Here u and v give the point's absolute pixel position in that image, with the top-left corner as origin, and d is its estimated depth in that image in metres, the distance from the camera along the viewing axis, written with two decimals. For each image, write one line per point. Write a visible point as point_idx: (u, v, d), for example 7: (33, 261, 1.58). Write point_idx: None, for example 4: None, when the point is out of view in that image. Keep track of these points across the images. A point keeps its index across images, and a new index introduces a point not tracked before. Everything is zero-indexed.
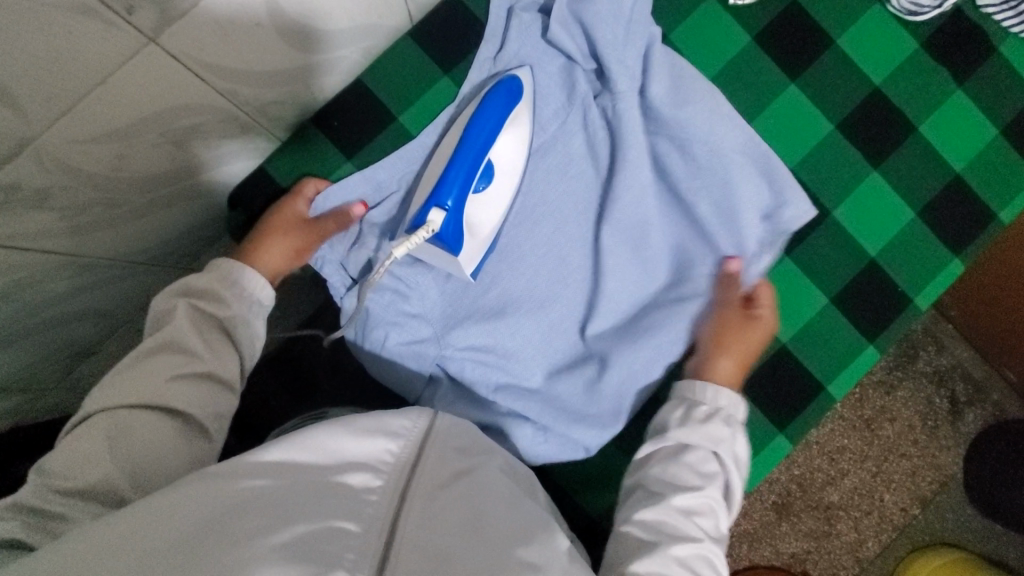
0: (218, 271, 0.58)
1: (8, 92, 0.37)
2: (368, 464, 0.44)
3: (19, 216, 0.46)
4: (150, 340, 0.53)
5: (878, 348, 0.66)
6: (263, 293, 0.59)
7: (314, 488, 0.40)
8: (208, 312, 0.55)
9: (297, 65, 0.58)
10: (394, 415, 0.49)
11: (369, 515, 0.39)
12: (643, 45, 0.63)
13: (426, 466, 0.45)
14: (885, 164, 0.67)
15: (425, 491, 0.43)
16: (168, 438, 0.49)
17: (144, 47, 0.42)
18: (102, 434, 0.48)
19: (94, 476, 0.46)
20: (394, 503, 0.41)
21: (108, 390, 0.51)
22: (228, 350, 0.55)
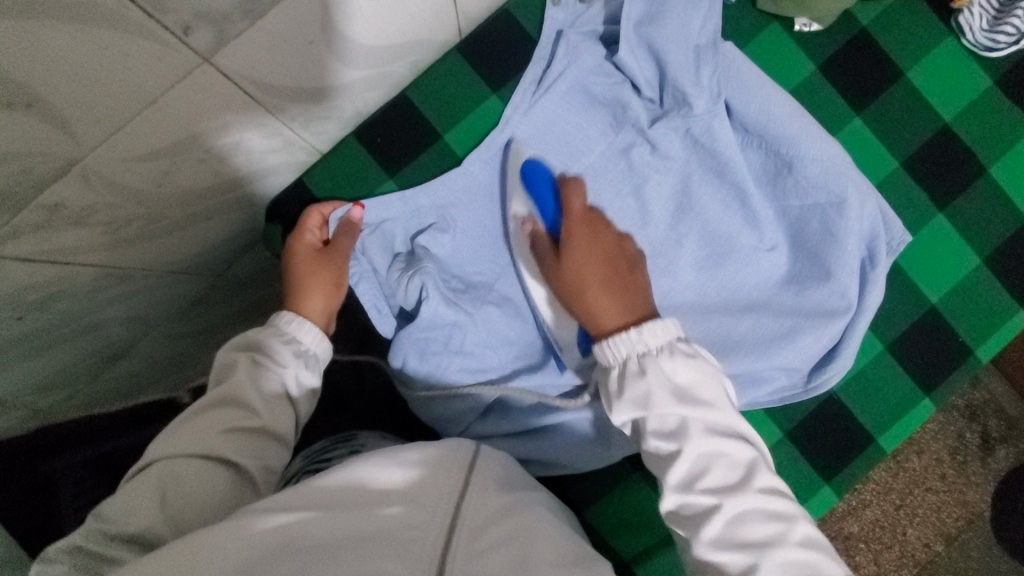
0: (273, 325, 0.56)
1: (58, 116, 0.35)
2: (399, 494, 0.41)
3: (59, 233, 0.45)
4: (213, 392, 0.51)
5: (934, 401, 0.64)
6: (319, 344, 0.57)
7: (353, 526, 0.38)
8: (266, 362, 0.53)
9: (343, 80, 0.56)
10: (409, 446, 0.46)
11: (412, 553, 0.37)
12: (715, 64, 0.60)
13: (470, 497, 0.42)
14: (949, 206, 0.64)
15: (468, 528, 0.40)
16: (223, 491, 0.47)
17: (197, 67, 0.40)
18: (157, 483, 0.46)
19: (145, 526, 0.44)
20: (439, 543, 0.38)
21: (170, 438, 0.49)
22: (285, 404, 0.53)
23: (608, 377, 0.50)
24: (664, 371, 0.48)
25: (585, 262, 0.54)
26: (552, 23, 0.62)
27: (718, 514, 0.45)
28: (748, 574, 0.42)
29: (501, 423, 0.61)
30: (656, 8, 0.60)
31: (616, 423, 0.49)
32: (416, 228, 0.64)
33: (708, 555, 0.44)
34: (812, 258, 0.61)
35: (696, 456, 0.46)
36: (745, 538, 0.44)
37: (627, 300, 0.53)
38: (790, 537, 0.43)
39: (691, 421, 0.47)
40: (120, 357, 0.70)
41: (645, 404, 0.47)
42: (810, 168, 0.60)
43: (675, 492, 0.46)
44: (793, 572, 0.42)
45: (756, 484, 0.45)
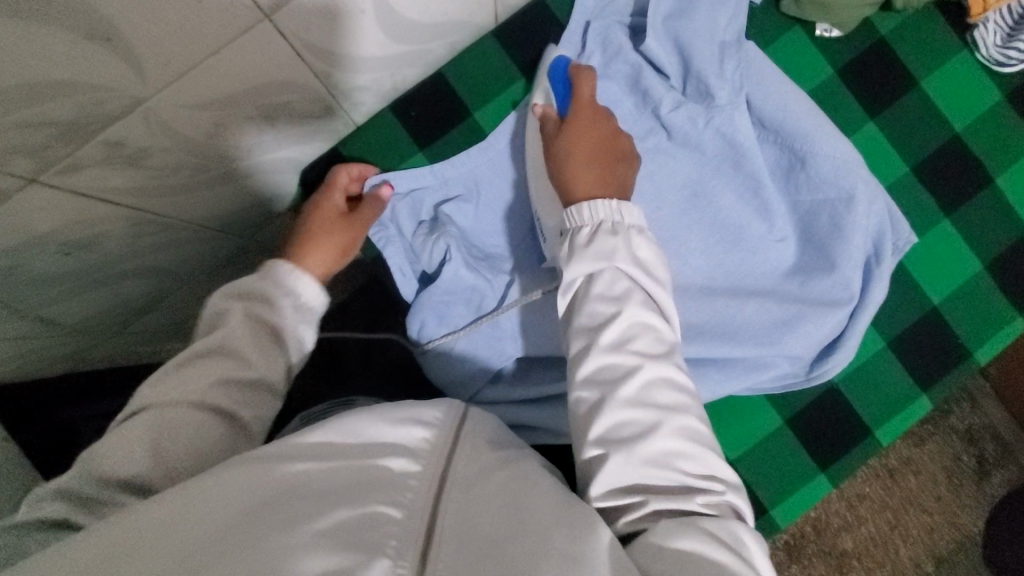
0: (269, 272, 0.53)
1: (132, 54, 0.38)
2: (403, 448, 0.41)
3: (114, 172, 0.48)
4: (205, 339, 0.49)
5: (930, 399, 0.66)
6: (317, 298, 0.54)
7: (351, 477, 0.37)
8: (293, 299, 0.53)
9: (386, 53, 0.59)
10: (410, 403, 0.45)
11: (408, 499, 0.37)
12: (738, 61, 0.63)
13: (464, 451, 0.42)
14: (955, 212, 0.67)
15: (461, 480, 0.39)
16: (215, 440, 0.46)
17: (259, 24, 0.43)
18: (145, 431, 0.45)
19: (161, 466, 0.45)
20: (431, 495, 0.38)
21: (161, 383, 0.48)
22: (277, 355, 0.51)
23: (576, 232, 0.52)
24: (631, 244, 0.51)
25: (578, 136, 0.57)
26: (581, 10, 0.65)
27: (637, 376, 0.46)
28: (635, 447, 0.44)
29: (510, 391, 0.64)
30: (685, 3, 0.63)
31: (570, 279, 0.51)
32: (440, 199, 0.66)
33: (615, 413, 0.45)
34: (819, 249, 0.64)
35: (631, 323, 0.48)
36: (653, 401, 0.46)
37: (607, 173, 0.55)
38: (690, 409, 0.47)
39: (636, 290, 0.49)
40: (148, 310, 0.73)
41: (608, 257, 0.50)
42: (824, 164, 0.62)
43: (606, 352, 0.47)
44: (687, 438, 0.45)
45: (674, 358, 0.48)
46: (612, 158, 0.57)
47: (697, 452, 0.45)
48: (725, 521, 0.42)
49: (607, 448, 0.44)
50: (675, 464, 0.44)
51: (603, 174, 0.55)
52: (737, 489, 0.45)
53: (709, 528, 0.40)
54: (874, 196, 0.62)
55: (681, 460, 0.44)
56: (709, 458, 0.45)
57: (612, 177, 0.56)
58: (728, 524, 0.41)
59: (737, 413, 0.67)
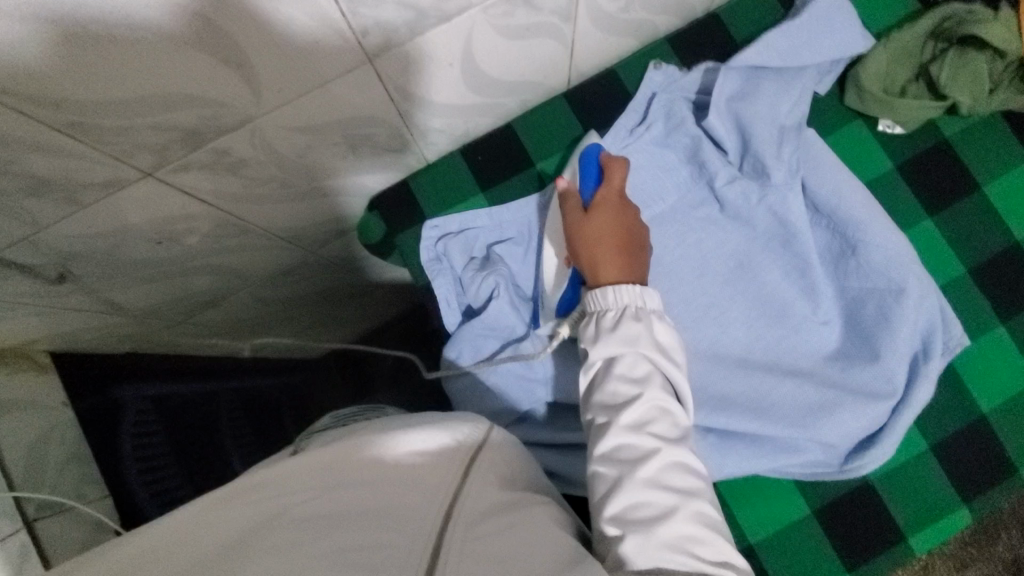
0: None
1: (253, 78, 0.44)
2: (408, 471, 0.43)
3: (214, 177, 0.53)
4: None
5: (972, 512, 0.63)
6: None
7: (349, 504, 0.39)
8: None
9: (465, 102, 0.64)
10: (422, 427, 0.46)
11: (414, 529, 0.38)
12: (797, 146, 0.65)
13: (472, 486, 0.43)
14: (1012, 319, 0.65)
15: (467, 516, 0.40)
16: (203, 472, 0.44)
17: (363, 64, 0.49)
18: None
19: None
20: (438, 523, 0.39)
21: None
22: None
23: (600, 315, 0.55)
24: (653, 329, 0.54)
25: (603, 224, 0.59)
26: (649, 82, 0.69)
27: (654, 457, 0.49)
28: (653, 529, 0.46)
29: (534, 432, 0.64)
30: (750, 87, 0.66)
31: (591, 360, 0.54)
32: (493, 239, 0.70)
33: (633, 493, 0.48)
34: (864, 338, 0.63)
35: (648, 407, 0.51)
36: (670, 485, 0.49)
37: (628, 259, 0.58)
38: (704, 493, 0.49)
39: (656, 372, 0.53)
40: (211, 306, 0.78)
41: (633, 342, 0.53)
42: (876, 254, 0.63)
43: (625, 432, 0.50)
44: (702, 523, 0.47)
45: (687, 444, 0.51)
46: (634, 250, 0.59)
47: (712, 539, 0.46)
48: None
49: (624, 529, 0.46)
50: (691, 550, 0.45)
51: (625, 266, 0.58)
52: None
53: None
54: (926, 294, 0.62)
55: (697, 544, 0.46)
56: (724, 546, 0.47)
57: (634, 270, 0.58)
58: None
59: (763, 493, 0.65)
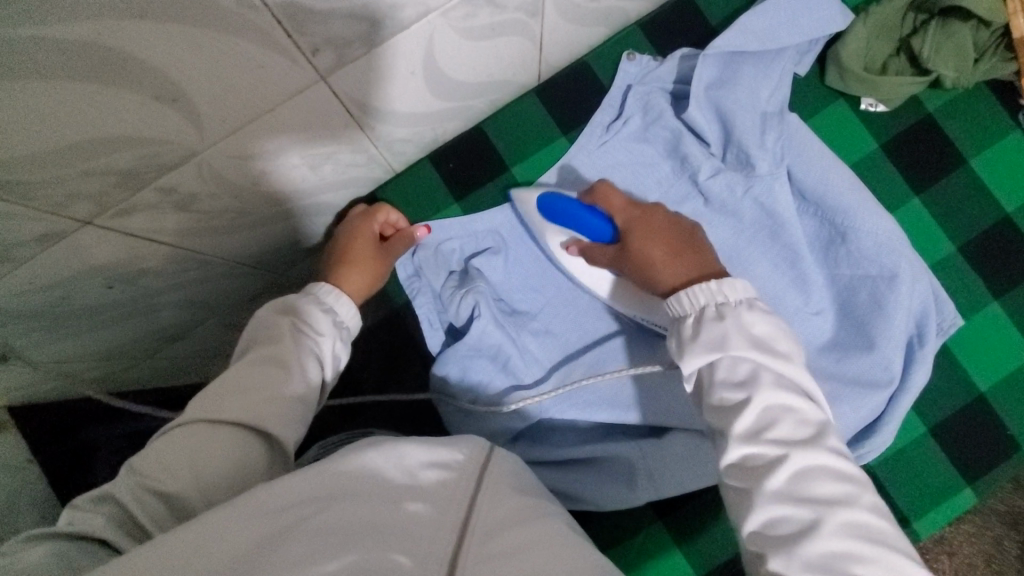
0: (312, 292, 0.56)
1: (193, 110, 0.40)
2: (419, 491, 0.37)
3: (162, 214, 0.50)
4: (261, 350, 0.49)
5: (975, 492, 0.62)
6: (352, 318, 0.57)
7: (361, 515, 0.34)
8: (305, 326, 0.52)
9: (431, 109, 0.61)
10: (425, 444, 0.41)
11: (424, 547, 0.34)
12: (780, 132, 0.63)
13: (486, 498, 0.38)
14: (1005, 294, 0.64)
15: (483, 527, 0.36)
16: (252, 460, 0.43)
17: (315, 83, 0.45)
18: (190, 444, 0.43)
19: (181, 485, 0.41)
20: (451, 539, 0.34)
21: (214, 394, 0.46)
22: (316, 366, 0.51)
23: (680, 325, 0.49)
24: (742, 323, 0.47)
25: (644, 241, 0.55)
26: (623, 75, 0.66)
27: (784, 465, 0.41)
28: (796, 547, 0.38)
29: (530, 450, 0.62)
30: (728, 74, 0.64)
31: (686, 373, 0.47)
32: (472, 249, 0.67)
33: (766, 509, 0.40)
34: (858, 326, 0.62)
35: (764, 409, 0.43)
36: (811, 494, 0.40)
37: (699, 261, 0.54)
38: (860, 500, 0.40)
39: (762, 370, 0.44)
40: (178, 338, 0.74)
41: (721, 345, 0.46)
42: (865, 241, 0.61)
43: (743, 443, 0.43)
44: (858, 537, 0.38)
45: (827, 442, 0.42)
46: (693, 245, 0.55)
47: (875, 553, 0.37)
48: None
49: (764, 549, 0.39)
50: (852, 569, 0.36)
51: (705, 266, 0.53)
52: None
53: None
54: (917, 277, 0.60)
55: (858, 561, 0.37)
56: (895, 560, 0.37)
57: (710, 260, 0.54)
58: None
59: None
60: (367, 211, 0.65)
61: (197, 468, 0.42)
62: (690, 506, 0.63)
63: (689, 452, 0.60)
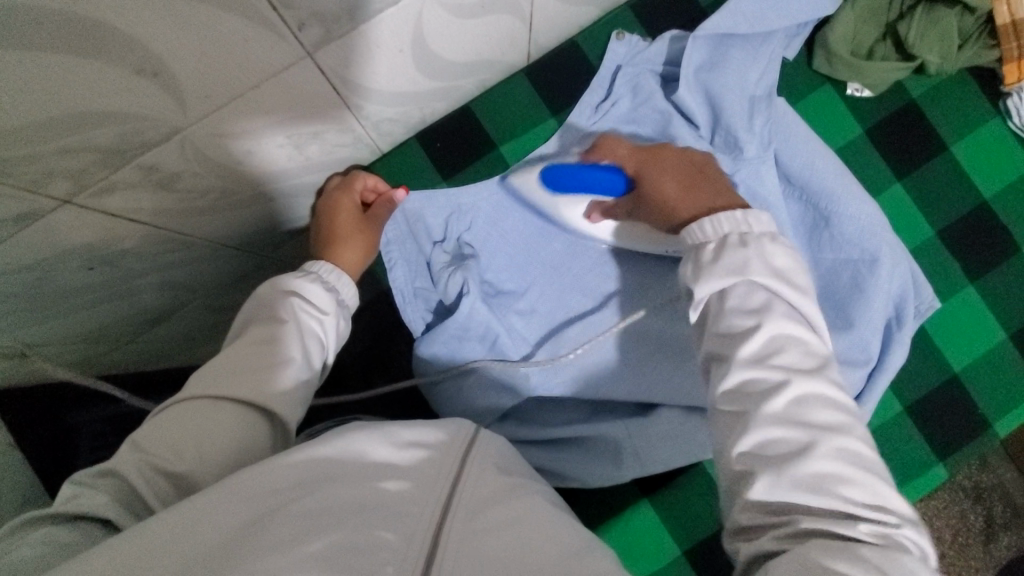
0: (314, 270, 0.55)
1: (174, 86, 0.39)
2: (405, 470, 0.38)
3: (143, 193, 0.48)
4: (253, 328, 0.48)
5: (947, 468, 0.65)
6: (351, 294, 0.56)
7: (350, 496, 0.35)
8: (307, 306, 0.51)
9: (419, 88, 0.60)
10: (409, 424, 0.42)
11: (409, 527, 0.34)
12: (767, 116, 0.63)
13: (470, 473, 0.39)
14: (981, 278, 0.66)
15: (467, 507, 0.36)
16: (253, 439, 0.43)
17: (301, 60, 0.44)
18: (193, 421, 0.42)
19: (191, 466, 0.41)
20: (435, 515, 0.35)
21: (215, 371, 0.45)
22: (314, 342, 0.50)
23: (699, 249, 0.46)
24: (764, 255, 0.44)
25: (660, 175, 0.53)
26: (612, 56, 0.66)
27: (785, 390, 0.39)
28: (785, 467, 0.37)
29: (518, 430, 0.63)
30: (717, 57, 0.64)
31: (698, 299, 0.45)
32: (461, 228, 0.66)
33: (763, 430, 0.38)
34: (838, 308, 0.63)
35: (772, 337, 0.41)
36: (808, 419, 0.38)
37: (717, 192, 0.52)
38: (853, 430, 0.39)
39: (776, 301, 0.43)
40: (161, 321, 0.73)
41: (743, 270, 0.43)
42: (847, 225, 0.62)
43: (747, 366, 0.41)
44: (847, 461, 0.37)
45: (828, 374, 0.41)
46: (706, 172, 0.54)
47: (864, 479, 0.36)
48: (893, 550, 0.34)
49: (752, 466, 0.38)
50: (839, 491, 0.36)
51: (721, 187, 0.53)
52: (922, 529, 0.36)
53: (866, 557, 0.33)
54: (896, 259, 0.62)
55: (846, 484, 0.36)
56: (881, 487, 0.37)
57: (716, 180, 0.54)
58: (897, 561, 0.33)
59: None
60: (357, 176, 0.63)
61: (197, 447, 0.41)
62: (673, 483, 0.65)
63: (674, 432, 0.62)
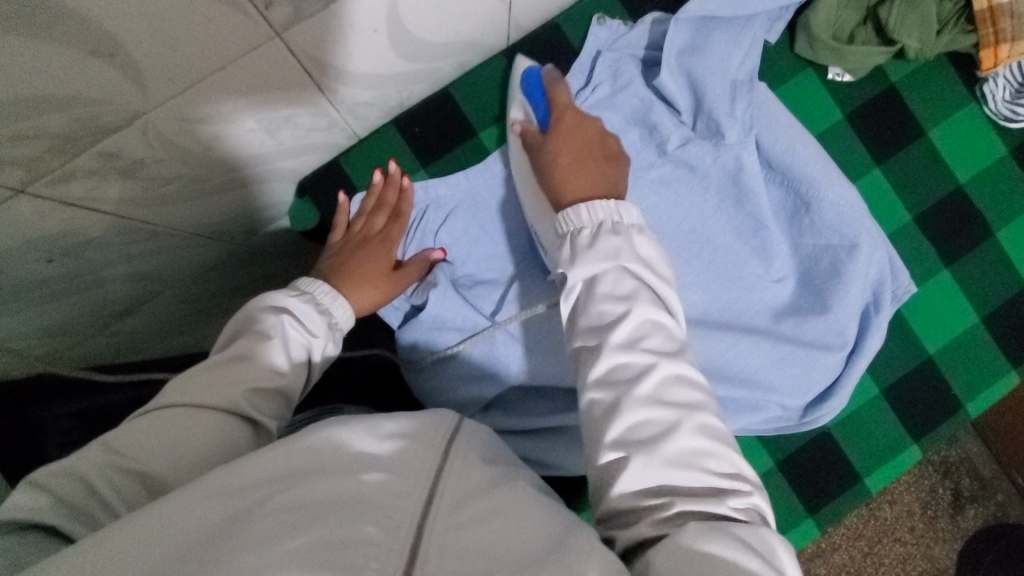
0: (307, 291, 0.52)
1: (132, 68, 0.37)
2: (389, 462, 0.36)
3: (105, 182, 0.46)
4: (236, 344, 0.46)
5: (920, 448, 0.66)
6: (346, 318, 0.54)
7: (330, 492, 0.33)
8: (300, 325, 0.49)
9: (395, 71, 0.58)
10: (394, 415, 0.40)
11: (394, 520, 0.32)
12: (750, 101, 0.63)
13: (455, 465, 0.37)
14: (955, 262, 0.67)
15: (452, 497, 0.35)
16: (208, 444, 0.41)
17: (269, 41, 0.41)
18: (150, 433, 0.41)
19: (153, 465, 0.39)
20: (421, 508, 0.33)
21: (180, 386, 0.44)
22: (303, 364, 0.48)
23: (576, 236, 0.48)
24: (633, 244, 0.46)
25: (564, 136, 0.55)
26: (594, 41, 0.64)
27: (652, 372, 0.41)
28: (656, 447, 0.38)
29: (504, 420, 0.63)
30: (700, 40, 0.63)
31: (570, 283, 0.46)
32: (439, 215, 0.65)
33: (630, 414, 0.39)
34: (816, 293, 0.63)
35: (641, 321, 0.43)
36: (668, 398, 0.40)
37: (600, 173, 0.53)
38: (708, 405, 0.41)
39: (642, 289, 0.44)
40: (128, 313, 0.70)
41: (614, 257, 0.45)
42: (827, 211, 0.62)
43: (617, 351, 0.42)
44: (706, 435, 0.39)
45: (689, 354, 0.43)
46: (608, 165, 0.54)
47: (720, 450, 0.39)
48: (754, 523, 0.35)
49: (625, 450, 0.38)
50: (701, 464, 0.38)
51: (607, 185, 0.53)
52: (764, 490, 0.39)
53: (740, 536, 0.34)
54: (875, 245, 0.62)
55: (706, 458, 0.39)
56: (734, 456, 0.39)
57: (613, 176, 0.54)
58: (759, 531, 0.35)
59: None
60: (378, 203, 0.62)
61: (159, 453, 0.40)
62: None
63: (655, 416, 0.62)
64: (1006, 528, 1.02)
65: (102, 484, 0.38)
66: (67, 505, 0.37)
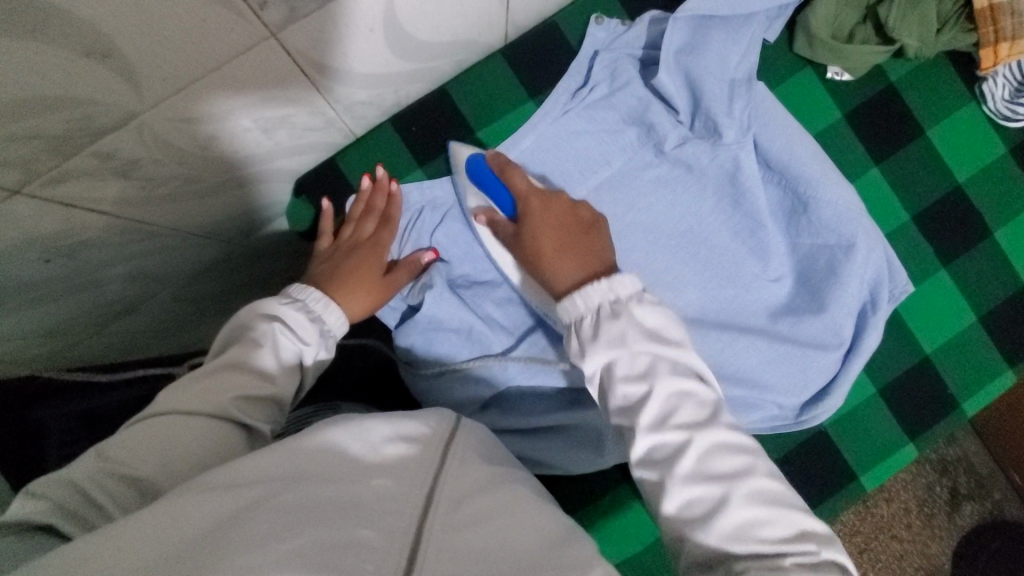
0: (299, 298, 0.52)
1: (127, 68, 0.36)
2: (386, 465, 0.36)
3: (102, 182, 0.46)
4: (228, 352, 0.46)
5: (917, 447, 0.66)
6: (340, 325, 0.54)
7: (326, 493, 0.33)
8: (292, 334, 0.49)
9: (392, 70, 0.57)
10: (391, 417, 0.40)
11: (392, 522, 0.32)
12: (747, 100, 0.63)
13: (452, 468, 0.37)
14: (953, 262, 0.67)
15: (448, 499, 0.35)
16: (200, 451, 0.41)
17: (265, 40, 0.41)
18: (142, 439, 0.41)
19: (146, 470, 0.39)
20: (417, 511, 0.33)
21: (172, 393, 0.44)
22: (294, 371, 0.49)
23: (578, 325, 0.47)
24: (636, 319, 0.46)
25: (539, 223, 0.54)
26: (591, 40, 0.64)
27: (688, 450, 0.41)
28: (710, 523, 0.39)
29: (500, 419, 0.62)
30: (697, 39, 0.62)
31: (589, 375, 0.46)
32: (436, 215, 0.65)
33: (677, 493, 0.40)
34: (813, 293, 0.63)
35: (666, 396, 0.43)
36: (713, 471, 0.40)
37: (585, 256, 0.52)
38: (756, 467, 0.41)
39: (660, 360, 0.44)
40: (127, 313, 0.70)
41: (621, 343, 0.45)
42: (825, 211, 0.62)
43: (647, 434, 0.42)
44: (761, 503, 0.39)
45: (722, 419, 0.43)
46: (590, 236, 0.54)
47: (777, 515, 0.39)
48: None
49: (683, 534, 0.39)
50: (758, 534, 0.38)
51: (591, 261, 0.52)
52: (835, 543, 0.39)
53: None
54: (872, 245, 0.62)
55: (765, 526, 0.38)
56: (791, 516, 0.39)
57: (596, 248, 0.53)
58: None
59: None
60: (367, 208, 0.63)
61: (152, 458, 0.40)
62: None
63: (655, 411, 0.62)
64: (1002, 525, 1.03)
65: (98, 486, 0.38)
66: (64, 507, 0.37)
